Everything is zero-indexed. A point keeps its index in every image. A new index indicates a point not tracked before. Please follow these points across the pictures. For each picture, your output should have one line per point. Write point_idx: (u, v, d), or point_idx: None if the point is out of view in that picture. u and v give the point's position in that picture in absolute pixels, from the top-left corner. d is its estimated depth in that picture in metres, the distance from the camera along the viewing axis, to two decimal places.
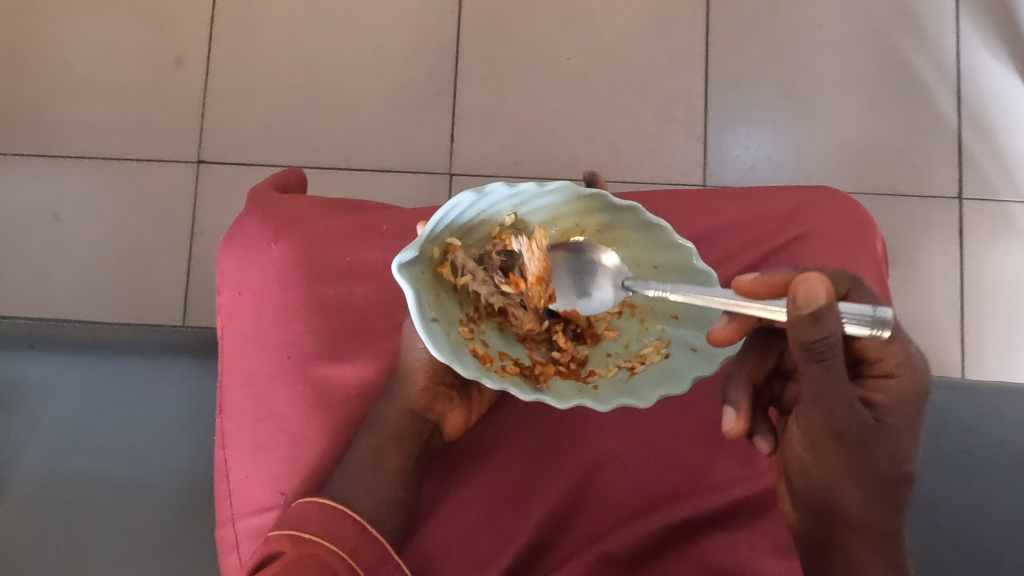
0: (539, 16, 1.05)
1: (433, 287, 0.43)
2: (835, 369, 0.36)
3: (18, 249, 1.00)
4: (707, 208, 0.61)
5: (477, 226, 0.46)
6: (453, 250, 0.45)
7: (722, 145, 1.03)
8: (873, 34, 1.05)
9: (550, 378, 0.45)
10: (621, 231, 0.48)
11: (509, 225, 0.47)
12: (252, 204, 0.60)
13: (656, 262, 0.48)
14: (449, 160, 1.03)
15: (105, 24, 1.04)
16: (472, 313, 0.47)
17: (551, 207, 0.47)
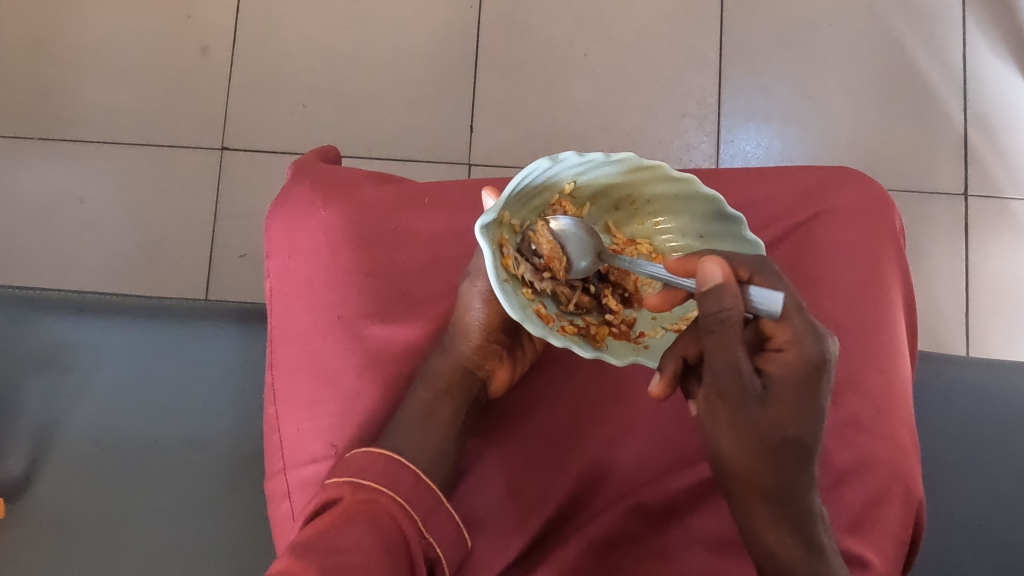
0: (556, 14, 1.10)
1: (501, 251, 0.42)
2: (727, 340, 0.39)
3: (54, 231, 1.06)
4: (731, 180, 0.58)
5: (541, 191, 0.44)
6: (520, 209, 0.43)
7: (733, 140, 1.08)
8: (883, 36, 1.10)
9: (607, 339, 0.46)
10: (673, 202, 0.46)
11: (567, 193, 0.46)
12: (298, 172, 0.56)
13: (702, 232, 0.47)
14: (468, 150, 1.07)
15: (135, 18, 1.10)
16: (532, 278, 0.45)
17: (610, 176, 0.45)
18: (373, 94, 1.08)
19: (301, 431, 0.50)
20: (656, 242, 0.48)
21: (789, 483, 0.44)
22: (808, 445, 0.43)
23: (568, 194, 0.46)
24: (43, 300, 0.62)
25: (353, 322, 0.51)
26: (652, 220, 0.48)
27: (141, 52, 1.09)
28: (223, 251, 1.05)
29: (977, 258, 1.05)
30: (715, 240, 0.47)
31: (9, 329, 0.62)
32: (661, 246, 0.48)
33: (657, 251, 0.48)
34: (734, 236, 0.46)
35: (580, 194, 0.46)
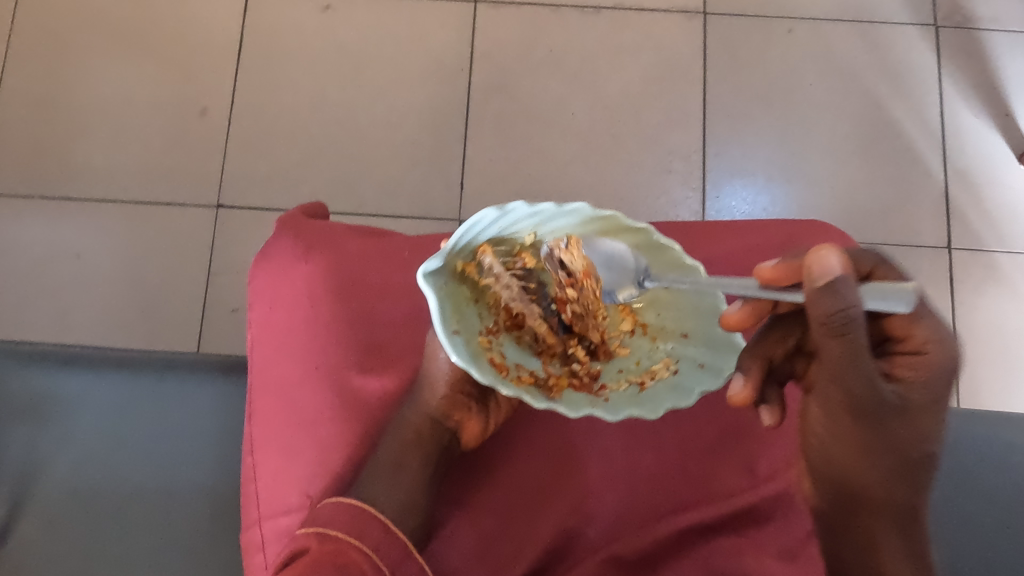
0: (546, 75, 1.13)
1: (458, 299, 0.43)
2: (858, 345, 0.38)
3: (46, 286, 1.08)
4: (706, 235, 0.60)
5: (500, 241, 0.46)
6: (482, 253, 0.44)
7: (719, 195, 1.10)
8: (863, 95, 1.14)
9: (564, 390, 0.44)
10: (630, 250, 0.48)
11: (529, 244, 0.47)
12: (282, 227, 0.58)
13: (667, 282, 0.48)
14: (459, 206, 1.09)
15: (136, 80, 1.14)
16: (490, 325, 0.46)
17: (570, 229, 0.47)
18: (367, 154, 1.11)
19: (277, 481, 0.50)
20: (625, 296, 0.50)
21: (905, 491, 0.45)
22: (931, 451, 0.44)
23: (530, 245, 0.47)
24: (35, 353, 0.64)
25: (329, 372, 0.51)
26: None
27: (144, 113, 1.12)
28: (215, 308, 1.06)
29: (966, 310, 1.06)
30: (678, 292, 0.48)
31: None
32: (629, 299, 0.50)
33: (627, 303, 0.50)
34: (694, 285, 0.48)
35: None
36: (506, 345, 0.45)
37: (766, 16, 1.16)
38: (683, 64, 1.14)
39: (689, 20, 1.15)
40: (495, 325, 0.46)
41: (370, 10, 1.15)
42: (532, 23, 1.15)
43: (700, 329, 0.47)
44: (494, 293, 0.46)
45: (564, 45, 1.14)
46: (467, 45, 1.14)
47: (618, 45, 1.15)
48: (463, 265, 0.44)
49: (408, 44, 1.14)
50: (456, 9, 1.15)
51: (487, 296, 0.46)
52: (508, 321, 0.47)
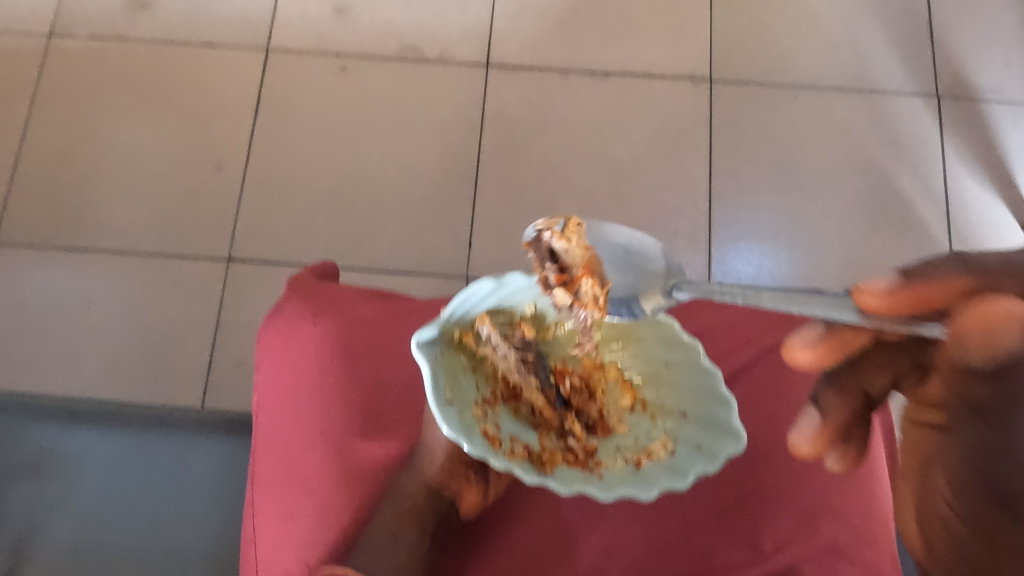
0: (555, 137, 1.16)
1: (455, 368, 0.44)
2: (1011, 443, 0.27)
3: (54, 336, 1.08)
4: None
5: (500, 310, 0.47)
6: (479, 323, 0.45)
7: (725, 257, 1.11)
8: (869, 161, 1.15)
9: (557, 465, 0.43)
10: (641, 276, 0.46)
11: (529, 315, 0.48)
12: (292, 288, 0.59)
13: (666, 359, 0.50)
14: (466, 263, 1.11)
15: (155, 135, 1.16)
16: (487, 395, 0.46)
17: None
18: (378, 210, 1.13)
19: (277, 545, 0.50)
20: (626, 371, 0.51)
21: None
22: None
23: (530, 316, 0.48)
24: (46, 404, 0.65)
25: (331, 434, 0.52)
26: (619, 345, 0.51)
27: (160, 168, 1.15)
28: (222, 360, 1.07)
29: None
30: (678, 369, 0.49)
31: (13, 431, 0.64)
32: (630, 374, 0.51)
33: (629, 378, 0.51)
34: (694, 360, 0.49)
35: (542, 319, 0.49)
36: (502, 416, 0.46)
37: (770, 84, 1.18)
38: (689, 128, 1.16)
39: (694, 86, 1.18)
40: (492, 396, 0.46)
41: (384, 72, 1.19)
42: (541, 87, 1.18)
43: (701, 408, 0.47)
44: (492, 364, 0.47)
45: (572, 108, 1.17)
46: (478, 107, 1.17)
47: (625, 110, 1.17)
48: (461, 334, 0.44)
49: (420, 105, 1.17)
50: (467, 73, 1.18)
51: (486, 366, 0.46)
52: (506, 392, 0.48)
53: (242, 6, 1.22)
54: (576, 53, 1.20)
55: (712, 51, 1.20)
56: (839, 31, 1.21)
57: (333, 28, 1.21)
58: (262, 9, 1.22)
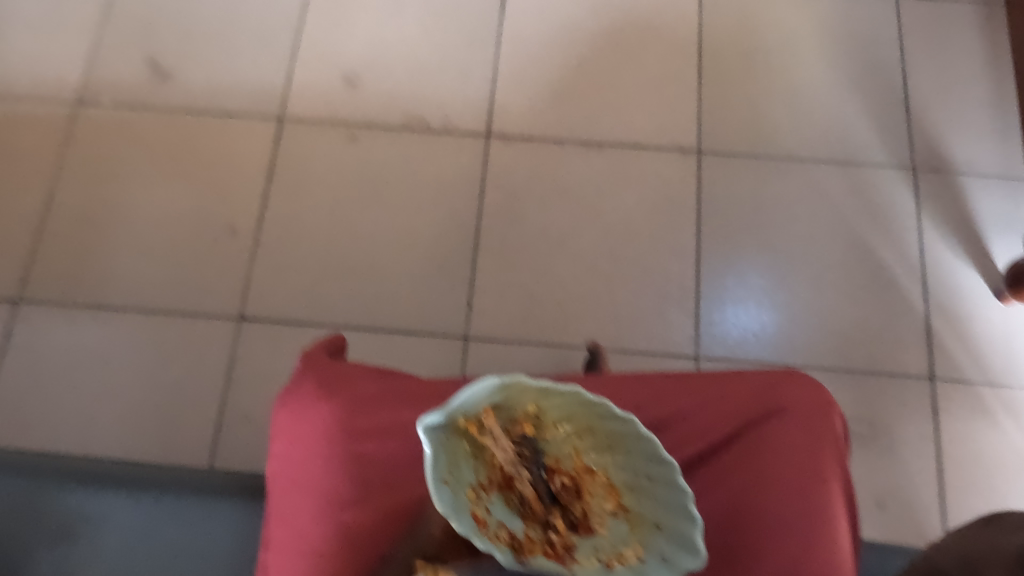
0: (551, 206, 1.22)
1: (455, 452, 0.51)
2: None
3: (70, 390, 1.14)
4: (686, 384, 0.68)
5: (507, 404, 0.52)
6: (484, 414, 0.51)
7: (712, 321, 1.17)
8: (848, 230, 1.22)
9: (534, 556, 0.50)
10: (574, 409, 0.52)
11: (533, 411, 0.53)
12: (307, 366, 0.65)
13: (649, 475, 0.51)
14: (466, 325, 1.16)
15: (173, 199, 1.23)
16: (483, 481, 0.52)
17: (570, 400, 0.51)
18: (382, 273, 1.19)
19: None
20: (613, 477, 0.52)
21: None
22: None
23: (534, 411, 0.53)
24: (99, 466, 0.77)
25: (338, 505, 0.58)
26: (612, 454, 0.52)
27: (177, 230, 1.22)
28: (231, 415, 1.12)
29: (950, 438, 1.11)
30: (660, 486, 0.51)
31: (62, 486, 0.75)
32: (617, 480, 0.53)
33: (615, 485, 0.52)
34: (676, 490, 0.50)
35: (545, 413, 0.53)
36: (495, 500, 0.51)
37: (754, 156, 1.25)
38: (678, 197, 1.23)
39: (683, 157, 1.25)
40: (487, 481, 0.52)
41: (391, 142, 1.26)
42: (538, 156, 1.25)
43: (673, 527, 0.50)
44: (491, 452, 0.52)
45: (568, 176, 1.24)
46: (479, 175, 1.24)
47: (617, 179, 1.24)
48: (465, 423, 0.51)
49: (425, 173, 1.24)
50: (469, 143, 1.26)
51: (487, 454, 0.52)
52: (503, 476, 0.52)
53: (257, 78, 1.30)
54: (572, 124, 1.27)
55: (700, 125, 1.27)
56: (820, 105, 1.28)
57: (343, 98, 1.29)
58: (277, 80, 1.30)
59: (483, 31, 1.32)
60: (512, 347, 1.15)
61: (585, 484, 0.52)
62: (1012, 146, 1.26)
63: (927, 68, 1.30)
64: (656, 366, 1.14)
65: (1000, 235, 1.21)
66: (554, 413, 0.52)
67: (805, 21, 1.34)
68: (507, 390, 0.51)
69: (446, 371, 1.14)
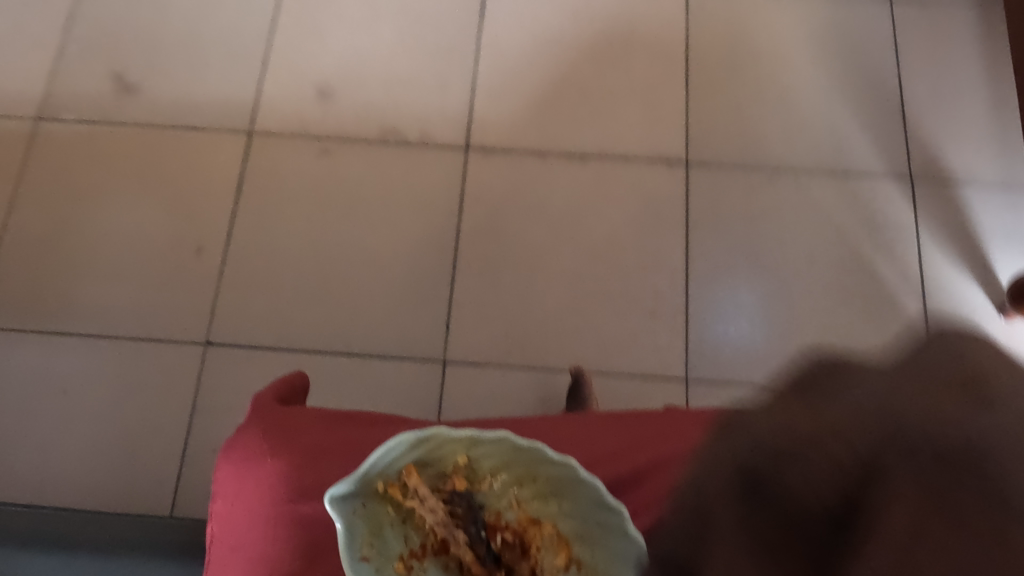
0: (533, 221, 1.17)
1: (380, 522, 0.54)
2: None
3: (25, 421, 1.08)
4: (661, 438, 0.66)
5: (436, 462, 0.56)
6: (409, 477, 0.55)
7: (702, 339, 1.11)
8: (843, 243, 1.17)
9: None
10: (507, 458, 0.56)
11: (464, 465, 0.56)
12: (257, 417, 0.62)
13: (597, 520, 0.54)
14: (444, 348, 1.11)
15: (136, 217, 1.18)
16: (416, 548, 0.54)
17: (499, 451, 0.55)
18: (356, 293, 1.13)
19: None
20: (560, 528, 0.55)
21: None
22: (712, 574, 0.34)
23: (465, 466, 0.56)
24: None
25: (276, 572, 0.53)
26: (557, 501, 0.55)
27: (142, 251, 1.16)
28: (196, 446, 1.06)
29: None
30: (605, 530, 0.53)
31: None
32: (564, 530, 0.55)
33: (564, 536, 0.54)
34: (619, 534, 0.53)
35: (476, 468, 0.56)
36: (429, 564, 0.53)
37: (744, 166, 1.20)
38: (666, 211, 1.18)
39: (671, 169, 1.20)
40: (422, 549, 0.54)
41: (366, 156, 1.20)
42: (520, 170, 1.20)
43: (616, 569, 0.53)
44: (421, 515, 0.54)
45: (551, 191, 1.19)
46: (457, 189, 1.19)
47: (603, 192, 1.19)
48: (387, 487, 0.55)
49: (401, 187, 1.19)
50: (448, 156, 1.20)
51: (416, 520, 0.54)
52: (436, 542, 0.54)
53: (226, 90, 1.25)
54: (555, 136, 1.22)
55: (688, 135, 1.22)
56: (813, 112, 1.24)
57: (316, 110, 1.23)
58: (246, 92, 1.24)
59: (462, 40, 1.27)
60: (492, 370, 1.10)
61: (532, 538, 0.54)
62: (1015, 156, 1.20)
63: (923, 75, 1.25)
64: (645, 390, 1.09)
65: (1002, 250, 1.15)
66: (486, 463, 0.56)
67: (797, 26, 1.29)
68: (430, 446, 0.56)
69: (424, 397, 1.08)
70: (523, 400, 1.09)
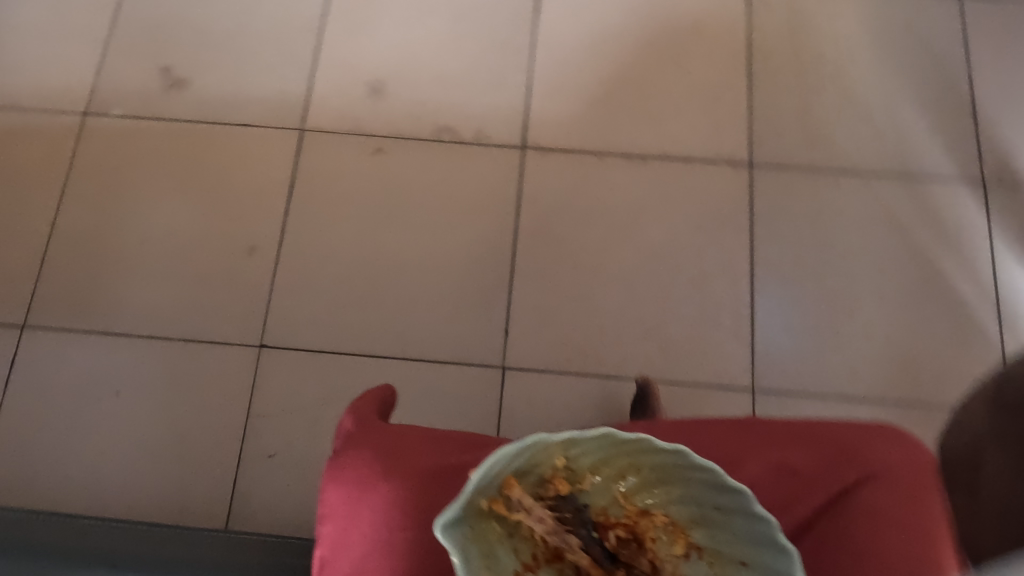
0: (593, 224, 1.14)
1: (487, 540, 0.47)
2: None
3: (76, 423, 1.06)
4: (750, 449, 0.59)
5: (531, 466, 0.47)
6: (509, 489, 0.46)
7: (768, 348, 1.08)
8: (913, 250, 1.13)
9: None
10: (609, 452, 0.47)
11: (563, 465, 0.47)
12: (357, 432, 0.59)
13: (716, 504, 0.47)
14: (503, 354, 1.08)
15: (186, 216, 1.15)
16: (528, 560, 0.47)
17: (600, 447, 0.47)
18: (412, 296, 1.11)
19: None
20: (674, 516, 0.48)
21: None
22: None
23: (563, 466, 0.47)
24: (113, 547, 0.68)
25: None
26: (665, 487, 0.48)
27: (194, 252, 1.14)
28: (251, 452, 1.04)
29: None
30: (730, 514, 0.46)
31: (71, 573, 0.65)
32: (678, 516, 0.49)
33: (679, 523, 0.48)
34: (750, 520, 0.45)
35: (575, 463, 0.48)
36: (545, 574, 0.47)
37: (810, 170, 1.17)
38: (729, 213, 1.14)
39: (734, 171, 1.17)
40: (534, 558, 0.48)
41: (420, 155, 1.17)
42: (578, 170, 1.16)
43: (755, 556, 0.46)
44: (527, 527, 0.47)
45: (610, 193, 1.15)
46: (514, 190, 1.16)
47: (663, 195, 1.15)
48: (488, 502, 0.46)
49: (457, 188, 1.16)
50: (503, 156, 1.17)
51: (522, 531, 0.47)
52: (546, 551, 0.47)
53: (276, 87, 1.22)
54: (613, 136, 1.18)
55: (751, 136, 1.18)
56: (880, 113, 1.20)
57: (368, 107, 1.20)
58: (297, 88, 1.22)
59: (515, 37, 1.24)
60: (553, 377, 1.07)
61: (647, 530, 0.48)
62: None
63: (994, 75, 1.21)
64: (709, 400, 1.06)
65: None
66: (586, 460, 0.48)
67: (862, 23, 1.24)
68: (525, 452, 0.46)
69: (483, 404, 1.06)
70: (584, 408, 1.06)
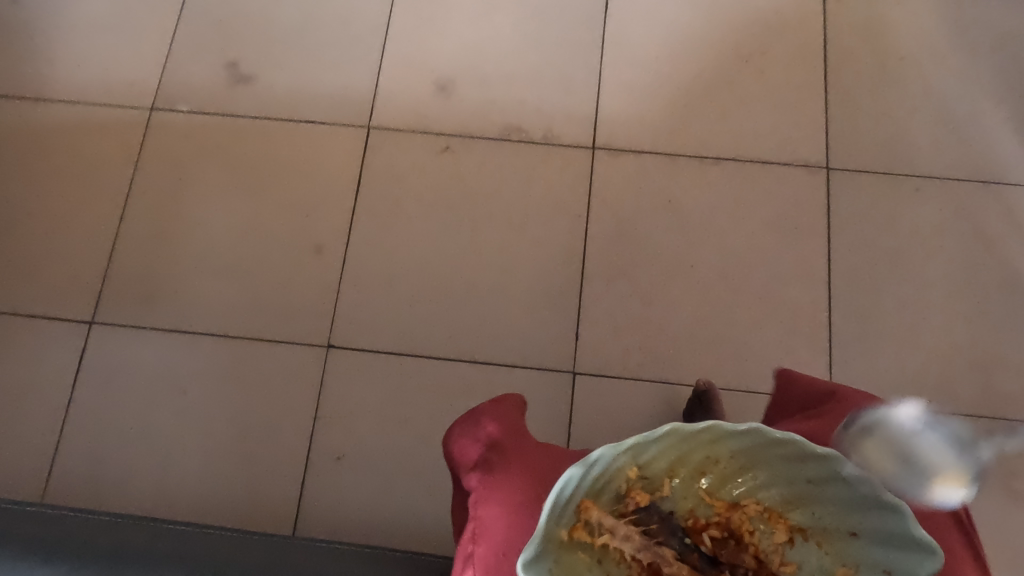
0: (665, 227, 1.12)
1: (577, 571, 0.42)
2: None
3: (145, 419, 1.06)
4: None
5: (606, 485, 0.43)
6: (587, 511, 0.42)
7: (847, 358, 1.05)
8: (997, 260, 1.09)
9: None
10: (680, 451, 0.42)
11: (637, 477, 0.43)
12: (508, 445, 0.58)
13: (807, 476, 0.42)
14: (574, 359, 1.06)
15: (253, 213, 1.15)
16: None
17: (670, 449, 0.42)
18: (480, 298, 1.09)
19: None
20: (766, 502, 0.43)
21: None
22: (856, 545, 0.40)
23: (638, 477, 0.43)
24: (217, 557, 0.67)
25: None
26: (750, 473, 0.43)
27: (261, 250, 1.13)
28: (319, 452, 1.03)
29: None
30: (825, 483, 0.41)
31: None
32: (770, 501, 0.43)
33: (773, 509, 0.43)
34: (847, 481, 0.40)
35: (649, 472, 0.43)
36: None
37: (889, 174, 1.13)
38: (805, 219, 1.11)
39: (810, 174, 1.13)
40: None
41: (487, 154, 1.16)
42: (649, 171, 1.14)
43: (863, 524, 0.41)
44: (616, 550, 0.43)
45: (682, 195, 1.13)
46: (584, 191, 1.13)
47: (737, 198, 1.13)
48: (568, 530, 0.42)
49: (526, 188, 1.14)
50: (573, 156, 1.15)
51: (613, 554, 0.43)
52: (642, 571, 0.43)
53: (342, 83, 1.20)
54: (685, 137, 1.16)
55: (827, 139, 1.15)
56: (962, 117, 1.16)
57: (435, 105, 1.19)
58: (363, 85, 1.20)
59: (584, 34, 1.21)
60: (624, 383, 1.05)
61: (741, 524, 0.43)
62: None
63: None
64: None
65: None
66: (659, 464, 0.43)
67: (943, 23, 1.20)
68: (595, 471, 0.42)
69: (553, 409, 1.04)
70: (657, 415, 1.03)
